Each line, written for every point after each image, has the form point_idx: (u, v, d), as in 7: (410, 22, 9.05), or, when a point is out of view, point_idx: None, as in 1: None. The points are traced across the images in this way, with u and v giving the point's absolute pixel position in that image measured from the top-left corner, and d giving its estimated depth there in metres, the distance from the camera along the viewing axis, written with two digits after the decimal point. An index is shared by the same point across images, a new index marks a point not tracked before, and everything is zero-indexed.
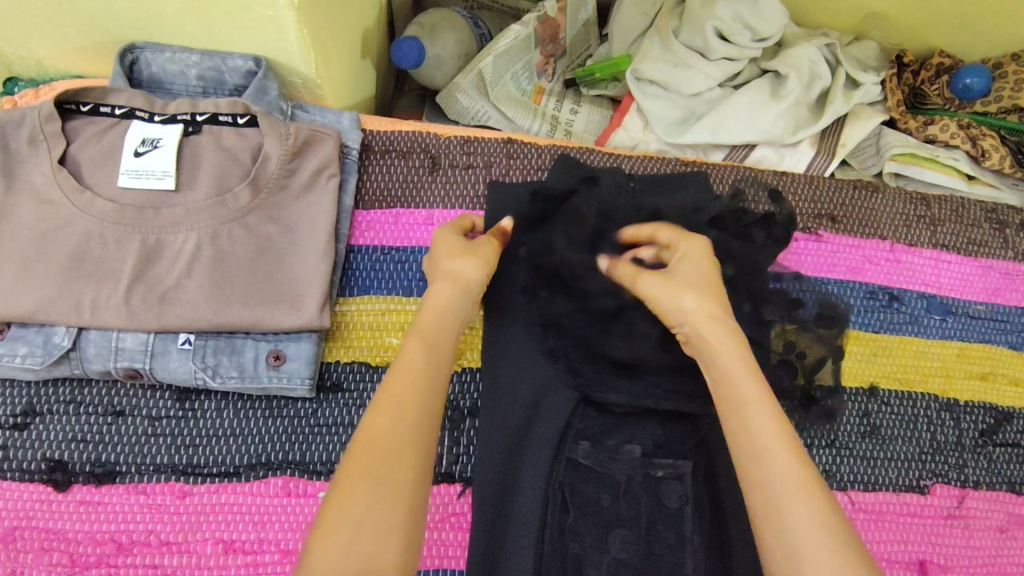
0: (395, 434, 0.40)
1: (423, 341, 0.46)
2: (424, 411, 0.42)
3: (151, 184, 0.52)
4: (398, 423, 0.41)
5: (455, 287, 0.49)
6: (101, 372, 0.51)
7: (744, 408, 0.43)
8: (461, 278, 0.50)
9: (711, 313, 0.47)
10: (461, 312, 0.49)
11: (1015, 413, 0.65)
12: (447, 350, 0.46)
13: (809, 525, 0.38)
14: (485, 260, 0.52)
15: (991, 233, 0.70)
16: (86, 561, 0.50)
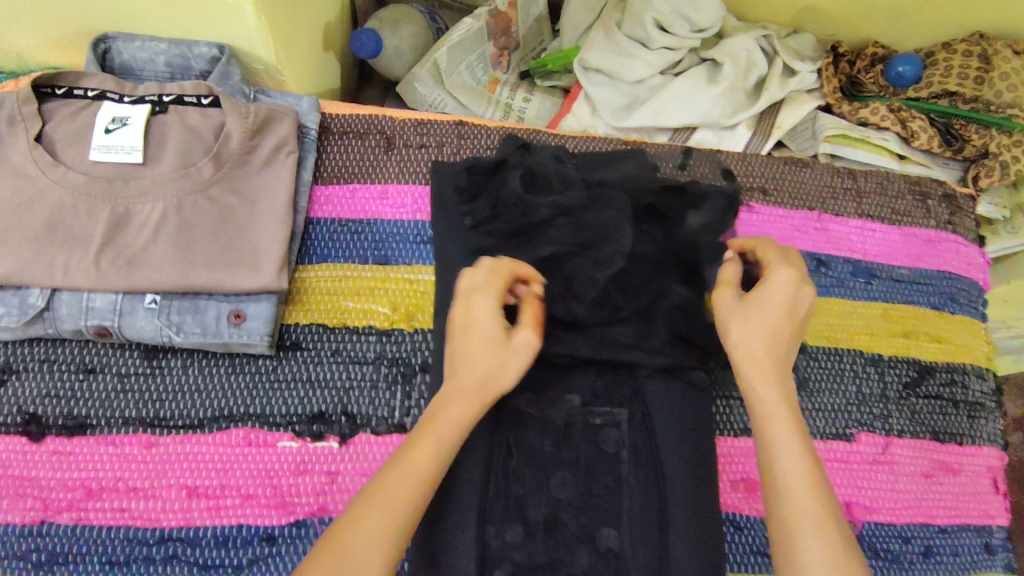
0: (378, 530, 0.43)
1: (437, 426, 0.49)
2: (411, 499, 0.45)
3: (120, 157, 0.56)
4: (388, 518, 0.44)
5: (496, 355, 0.53)
6: (73, 331, 0.55)
7: (784, 450, 0.47)
8: (503, 364, 0.53)
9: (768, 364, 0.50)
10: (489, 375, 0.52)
11: (937, 367, 0.69)
12: (454, 428, 0.49)
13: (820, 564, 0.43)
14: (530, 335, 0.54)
15: (914, 204, 0.75)
16: (57, 506, 0.54)
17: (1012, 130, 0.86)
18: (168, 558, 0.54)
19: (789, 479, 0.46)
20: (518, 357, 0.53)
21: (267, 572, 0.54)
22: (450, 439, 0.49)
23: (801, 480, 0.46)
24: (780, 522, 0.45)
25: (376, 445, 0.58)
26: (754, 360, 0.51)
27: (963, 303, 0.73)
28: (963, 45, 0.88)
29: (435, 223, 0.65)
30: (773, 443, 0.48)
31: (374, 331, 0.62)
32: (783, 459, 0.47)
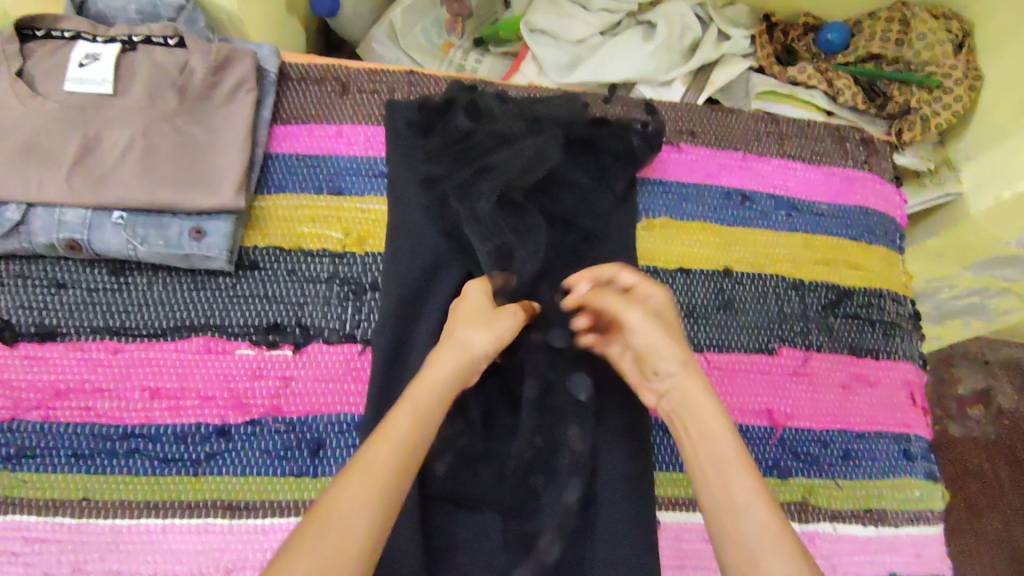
0: (355, 503, 0.43)
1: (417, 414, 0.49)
2: (391, 479, 0.46)
3: (92, 89, 0.62)
4: (365, 499, 0.44)
5: (460, 357, 0.54)
6: (45, 244, 0.60)
7: (723, 483, 0.48)
8: (469, 348, 0.54)
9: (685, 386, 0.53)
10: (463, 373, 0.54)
11: (855, 291, 0.75)
12: (432, 420, 0.50)
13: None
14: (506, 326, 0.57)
15: (832, 146, 0.81)
16: (27, 405, 0.58)
17: (932, 87, 0.93)
18: (130, 452, 0.58)
19: (748, 511, 0.47)
20: (485, 335, 0.55)
21: (223, 465, 0.58)
22: (428, 431, 0.49)
23: (760, 504, 0.47)
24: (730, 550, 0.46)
25: (327, 353, 0.63)
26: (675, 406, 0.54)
27: (880, 236, 0.78)
28: (887, 12, 0.95)
29: (388, 159, 0.70)
30: (711, 479, 0.49)
31: (328, 253, 0.67)
32: (716, 495, 0.48)
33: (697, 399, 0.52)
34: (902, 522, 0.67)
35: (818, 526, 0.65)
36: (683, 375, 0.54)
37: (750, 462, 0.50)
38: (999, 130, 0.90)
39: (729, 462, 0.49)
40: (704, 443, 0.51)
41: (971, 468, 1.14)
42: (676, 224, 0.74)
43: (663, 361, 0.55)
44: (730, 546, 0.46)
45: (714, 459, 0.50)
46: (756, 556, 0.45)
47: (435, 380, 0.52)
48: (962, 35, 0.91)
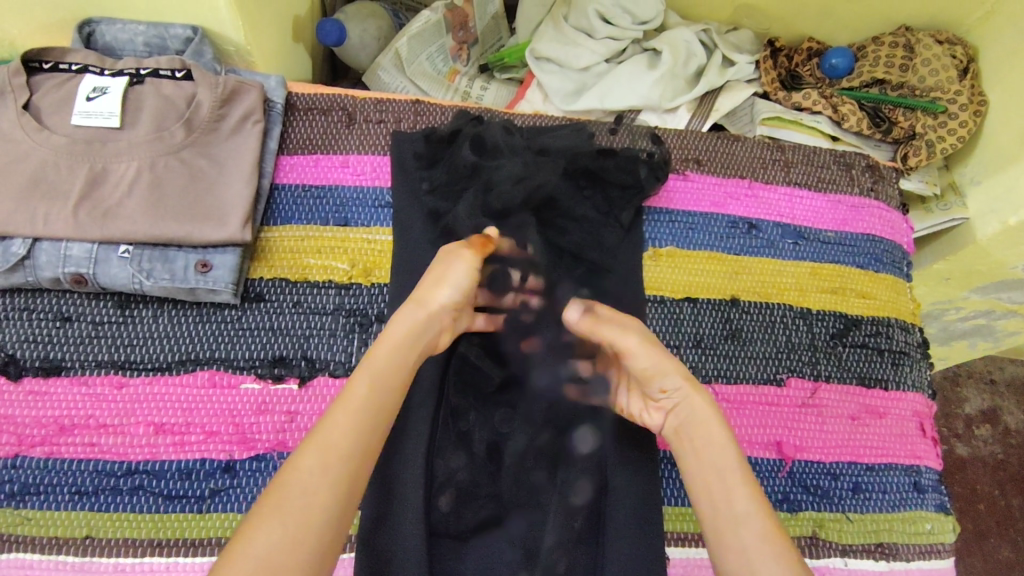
0: (311, 478, 0.45)
1: (374, 384, 0.51)
2: (343, 452, 0.47)
3: (99, 122, 0.62)
4: (321, 467, 0.46)
5: (419, 313, 0.55)
6: (51, 278, 0.60)
7: (725, 491, 0.51)
8: (427, 304, 0.55)
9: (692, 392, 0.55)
10: (419, 337, 0.55)
11: (863, 320, 0.75)
12: (389, 391, 0.51)
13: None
14: (457, 287, 0.56)
15: (838, 173, 0.81)
16: (31, 440, 0.58)
17: (937, 112, 0.93)
18: (134, 489, 0.57)
19: (747, 519, 0.49)
20: (446, 291, 0.56)
21: (227, 502, 0.58)
22: (385, 403, 0.51)
23: (757, 512, 0.50)
24: (727, 556, 0.49)
25: (333, 386, 0.63)
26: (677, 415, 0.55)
27: (887, 263, 0.78)
28: (890, 38, 0.97)
29: (394, 190, 0.70)
30: (715, 486, 0.51)
31: (334, 285, 0.66)
32: (717, 503, 0.51)
33: (700, 412, 0.54)
34: (914, 556, 0.66)
35: (828, 561, 0.64)
36: (689, 392, 0.55)
37: (747, 469, 0.52)
38: (1005, 155, 0.89)
39: (731, 472, 0.52)
40: (707, 452, 0.53)
41: (979, 490, 1.13)
42: (683, 253, 0.74)
43: (668, 378, 0.55)
44: (728, 551, 0.49)
45: (718, 466, 0.52)
46: (754, 563, 0.47)
47: (389, 349, 0.53)
48: (966, 60, 0.92)
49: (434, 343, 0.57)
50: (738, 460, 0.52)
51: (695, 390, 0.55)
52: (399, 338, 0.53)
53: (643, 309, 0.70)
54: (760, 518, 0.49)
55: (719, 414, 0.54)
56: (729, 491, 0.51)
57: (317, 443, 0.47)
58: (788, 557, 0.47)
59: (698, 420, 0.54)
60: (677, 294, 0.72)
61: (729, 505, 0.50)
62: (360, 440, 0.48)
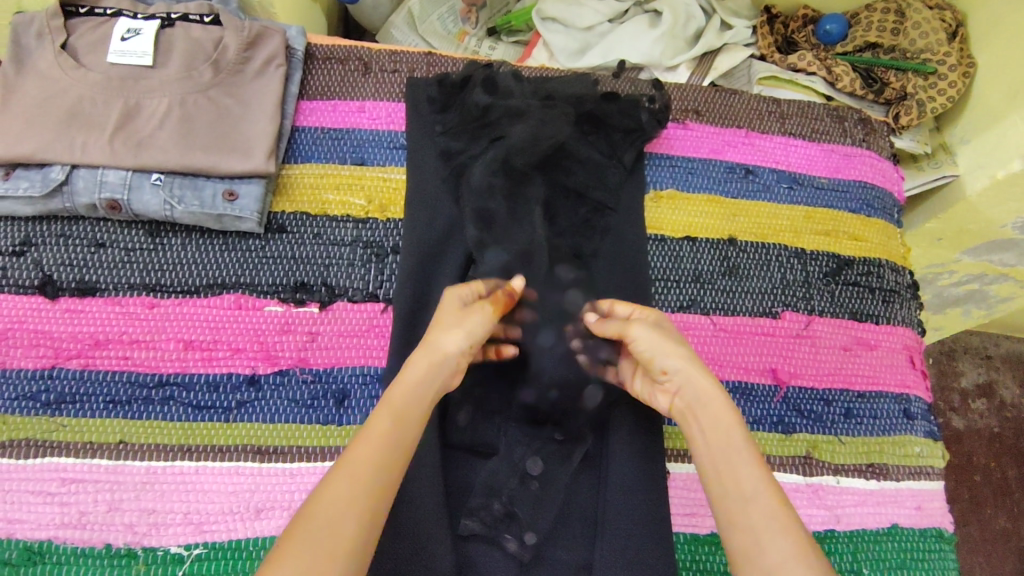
0: (345, 497, 0.47)
1: (395, 410, 0.52)
2: (375, 472, 0.48)
3: (133, 61, 0.66)
4: (351, 491, 0.47)
5: (434, 359, 0.55)
6: (87, 205, 0.63)
7: (732, 471, 0.52)
8: (439, 350, 0.55)
9: (694, 376, 0.55)
10: (440, 375, 0.55)
11: (855, 260, 0.78)
12: (412, 423, 0.52)
13: (781, 560, 0.47)
14: (471, 332, 0.56)
15: (831, 125, 0.85)
16: (68, 354, 0.61)
17: (927, 73, 0.96)
18: (165, 399, 0.61)
19: (753, 498, 0.50)
20: (458, 338, 0.55)
21: (253, 413, 0.61)
22: (411, 433, 0.52)
23: (764, 493, 0.51)
24: (737, 537, 0.50)
25: (352, 310, 0.66)
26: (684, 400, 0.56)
27: (879, 209, 0.82)
28: (881, 5, 1.00)
29: (408, 133, 0.74)
30: (720, 467, 0.52)
31: (351, 219, 0.70)
32: (726, 485, 0.52)
33: (705, 393, 0.55)
34: (904, 477, 0.70)
35: (822, 479, 0.68)
36: (691, 371, 0.56)
37: (756, 450, 0.53)
38: (994, 114, 0.92)
39: (738, 454, 0.52)
40: (714, 434, 0.54)
41: (976, 461, 1.16)
42: (683, 196, 0.78)
43: (670, 357, 0.56)
44: (738, 532, 0.50)
45: (723, 448, 0.53)
46: (761, 542, 0.48)
47: (407, 385, 0.53)
48: (955, 24, 0.96)
49: (450, 381, 0.57)
50: (746, 442, 0.53)
51: (696, 374, 0.55)
52: (421, 373, 0.54)
53: (645, 246, 0.74)
54: (764, 498, 0.50)
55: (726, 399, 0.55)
56: (736, 473, 0.52)
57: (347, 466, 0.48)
58: (796, 538, 0.48)
59: (707, 407, 0.55)
60: (678, 234, 0.76)
61: (736, 487, 0.51)
62: (387, 466, 0.49)
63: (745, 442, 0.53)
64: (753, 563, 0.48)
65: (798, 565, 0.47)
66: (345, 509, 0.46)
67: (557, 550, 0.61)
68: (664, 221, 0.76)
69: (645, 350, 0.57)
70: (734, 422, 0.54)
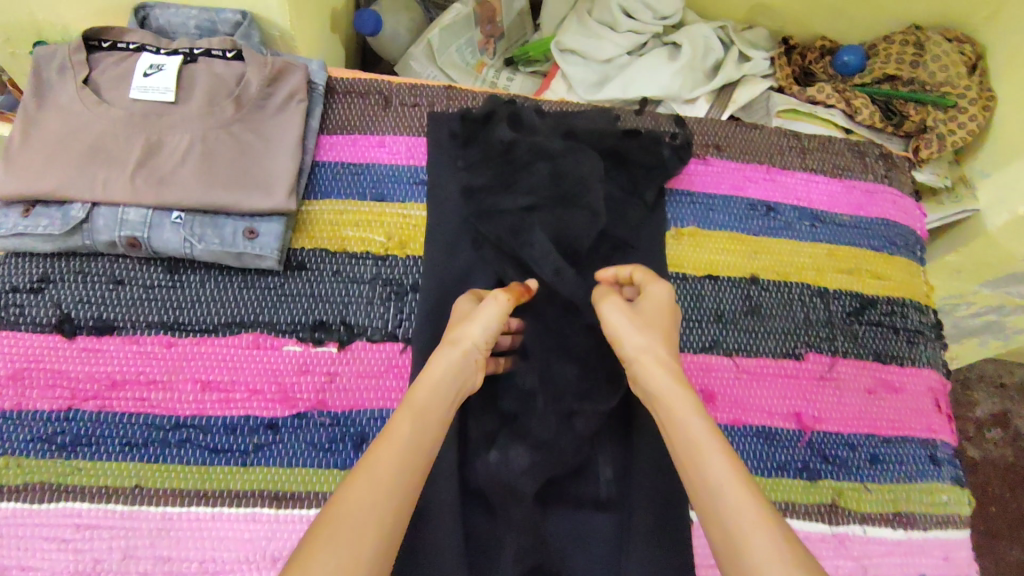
0: (366, 501, 0.45)
1: (417, 413, 0.51)
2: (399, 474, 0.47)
3: (155, 97, 0.65)
4: (371, 496, 0.45)
5: (454, 353, 0.56)
6: (107, 242, 0.62)
7: (690, 445, 0.49)
8: (461, 342, 0.56)
9: (655, 353, 0.55)
10: (461, 376, 0.55)
11: (878, 299, 0.77)
12: (436, 420, 0.52)
13: (752, 533, 0.43)
14: (488, 322, 0.58)
15: (853, 161, 0.84)
16: (85, 395, 0.60)
17: (948, 105, 0.95)
18: (182, 442, 0.60)
19: (720, 487, 0.46)
20: (479, 326, 0.58)
21: (270, 457, 0.60)
22: (433, 432, 0.51)
23: (733, 482, 0.46)
24: (717, 535, 0.45)
25: (371, 350, 0.65)
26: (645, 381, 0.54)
27: (901, 246, 0.81)
28: (900, 37, 0.99)
29: (429, 169, 0.74)
30: (680, 445, 0.50)
31: (371, 256, 0.69)
32: (692, 479, 0.48)
33: (663, 384, 0.53)
34: (931, 526, 0.68)
35: (848, 528, 0.66)
36: (648, 353, 0.55)
37: (721, 435, 0.49)
38: (1015, 148, 0.91)
39: (693, 427, 0.50)
40: (676, 424, 0.51)
41: (990, 492, 1.14)
42: (703, 233, 0.77)
43: (631, 340, 0.56)
44: (714, 530, 0.45)
45: (679, 422, 0.51)
46: (725, 514, 0.45)
47: (431, 380, 0.54)
48: (973, 58, 0.95)
49: (473, 378, 0.57)
50: (709, 430, 0.49)
51: (653, 356, 0.55)
52: (440, 376, 0.54)
53: (666, 284, 0.73)
54: (723, 466, 0.47)
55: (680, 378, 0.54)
56: (694, 445, 0.49)
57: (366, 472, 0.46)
58: (770, 527, 0.43)
59: (661, 385, 0.53)
60: (700, 272, 0.75)
61: (694, 455, 0.48)
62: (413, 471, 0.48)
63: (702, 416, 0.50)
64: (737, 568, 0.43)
65: (780, 565, 0.41)
66: (369, 514, 0.44)
67: None
68: (686, 259, 0.75)
69: (617, 326, 0.58)
70: (694, 411, 0.51)
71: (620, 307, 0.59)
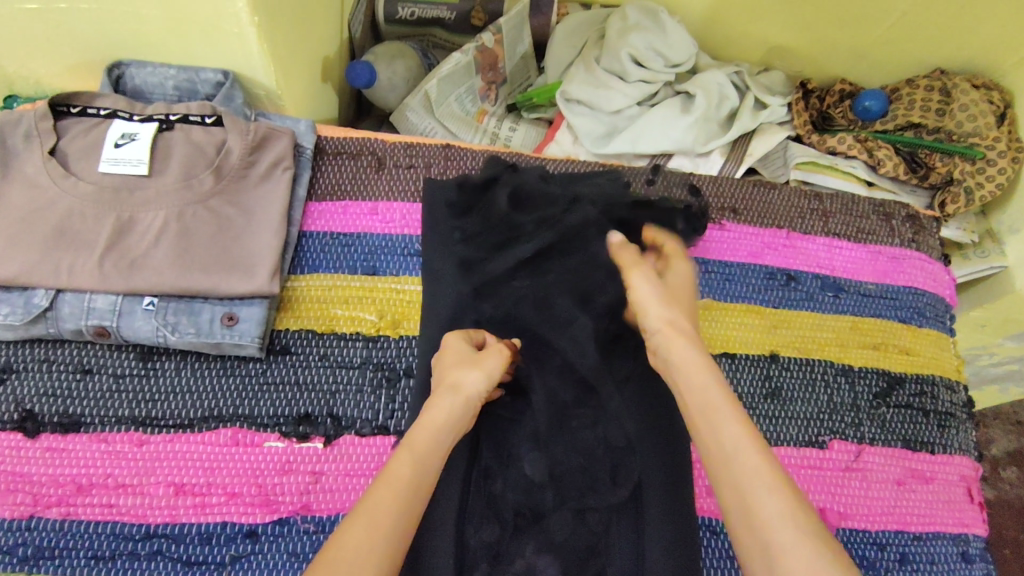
0: (366, 544, 0.41)
1: (413, 455, 0.47)
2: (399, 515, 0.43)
3: (127, 169, 0.60)
4: (369, 536, 0.41)
5: (457, 401, 0.52)
6: (73, 330, 0.58)
7: (713, 430, 0.47)
8: (463, 390, 0.53)
9: (680, 326, 0.54)
10: (456, 424, 0.52)
11: (907, 378, 0.72)
12: (435, 462, 0.48)
13: (785, 540, 0.40)
14: (489, 373, 0.55)
15: (878, 223, 0.79)
16: (46, 501, 0.55)
17: (974, 158, 0.90)
18: (152, 554, 0.55)
19: (735, 453, 0.44)
20: (479, 375, 0.54)
21: (248, 569, 0.55)
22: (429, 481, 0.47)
23: (750, 447, 0.45)
24: (728, 497, 0.43)
25: (360, 446, 0.60)
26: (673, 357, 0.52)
27: (930, 318, 0.76)
28: (924, 81, 0.93)
29: (423, 239, 0.68)
30: (703, 429, 0.47)
31: (361, 337, 0.64)
32: (707, 441, 0.47)
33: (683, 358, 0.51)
34: None
35: None
36: (671, 334, 0.53)
37: (739, 405, 0.48)
38: None
39: (718, 410, 0.47)
40: (692, 392, 0.49)
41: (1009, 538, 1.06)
42: (719, 306, 0.72)
43: (649, 319, 0.55)
44: (727, 491, 0.44)
45: (702, 407, 0.48)
46: (752, 507, 0.42)
47: (430, 423, 0.50)
48: (1003, 105, 0.90)
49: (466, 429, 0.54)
50: (736, 418, 0.47)
51: (675, 337, 0.53)
52: (440, 419, 0.51)
53: None
54: (750, 454, 0.44)
55: (705, 358, 0.51)
56: (717, 430, 0.46)
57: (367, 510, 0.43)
58: (783, 488, 0.42)
59: (684, 368, 0.51)
60: (717, 350, 0.70)
61: (716, 443, 0.46)
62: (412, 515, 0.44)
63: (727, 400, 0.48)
64: (746, 528, 0.41)
65: (792, 525, 0.40)
66: (371, 555, 0.40)
67: None
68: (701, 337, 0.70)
69: (642, 300, 0.56)
70: (714, 381, 0.49)
71: (646, 280, 0.57)
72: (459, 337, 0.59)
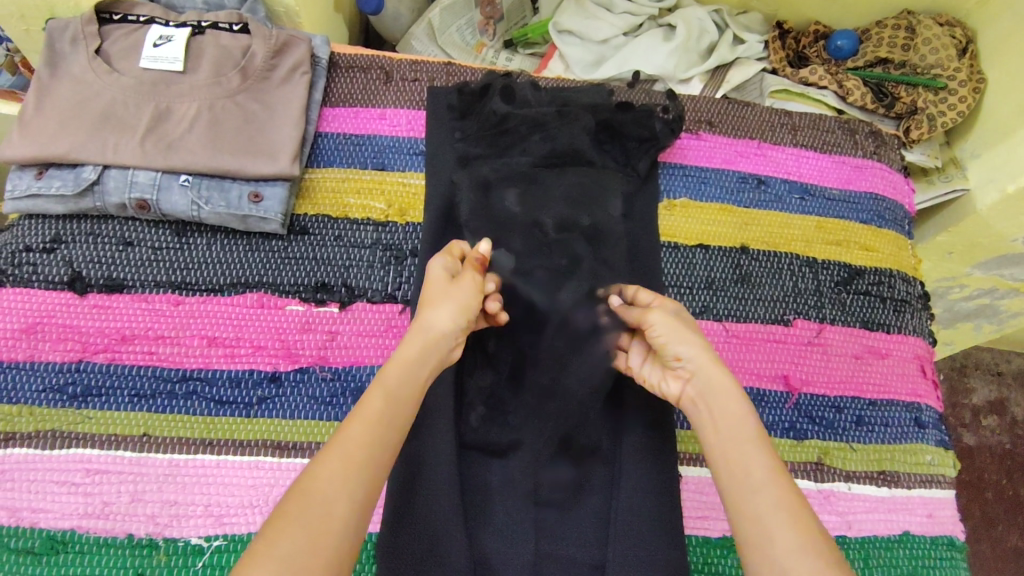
0: (336, 480, 0.46)
1: (386, 392, 0.52)
2: (367, 455, 0.48)
3: (164, 66, 0.68)
4: (341, 475, 0.46)
5: (422, 342, 0.55)
6: (117, 204, 0.66)
7: (744, 460, 0.51)
8: (432, 333, 0.56)
9: (707, 364, 0.56)
10: (431, 359, 0.56)
11: (866, 270, 0.79)
12: (405, 403, 0.52)
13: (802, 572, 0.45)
14: (461, 311, 0.57)
15: (843, 137, 0.86)
16: (94, 348, 0.63)
17: (938, 88, 0.96)
18: (188, 394, 0.62)
19: (764, 490, 0.49)
20: (448, 319, 0.56)
21: (273, 409, 0.63)
22: (404, 412, 0.51)
23: (772, 477, 0.50)
24: (745, 521, 0.49)
25: (372, 311, 0.67)
26: (697, 390, 0.56)
27: (890, 220, 0.82)
28: (892, 21, 1.00)
29: (427, 139, 0.76)
30: (729, 456, 0.52)
31: (371, 222, 0.72)
32: (733, 471, 0.51)
33: (720, 385, 0.55)
34: (915, 485, 0.70)
35: (833, 485, 0.69)
36: (705, 362, 0.56)
37: (764, 438, 0.53)
38: (1000, 131, 0.92)
39: (749, 443, 0.52)
40: (726, 425, 0.53)
41: (982, 473, 1.10)
42: (695, 205, 0.79)
43: (685, 351, 0.57)
44: (744, 514, 0.49)
45: (735, 436, 0.53)
46: (768, 535, 0.47)
47: (401, 365, 0.54)
48: (964, 40, 0.96)
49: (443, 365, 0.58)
50: (764, 452, 0.52)
51: (710, 367, 0.56)
52: (413, 354, 0.54)
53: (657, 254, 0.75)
54: (773, 486, 0.50)
55: (736, 389, 0.55)
56: (746, 462, 0.51)
57: (337, 455, 0.47)
58: (802, 523, 0.48)
59: (720, 401, 0.54)
60: (693, 241, 0.77)
61: (744, 472, 0.51)
62: (380, 454, 0.49)
63: (755, 432, 0.53)
64: (760, 553, 0.47)
65: (810, 561, 0.46)
66: (337, 493, 0.45)
67: (566, 548, 0.60)
68: (676, 230, 0.77)
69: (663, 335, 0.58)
70: (746, 413, 0.54)
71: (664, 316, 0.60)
72: (442, 262, 0.60)
